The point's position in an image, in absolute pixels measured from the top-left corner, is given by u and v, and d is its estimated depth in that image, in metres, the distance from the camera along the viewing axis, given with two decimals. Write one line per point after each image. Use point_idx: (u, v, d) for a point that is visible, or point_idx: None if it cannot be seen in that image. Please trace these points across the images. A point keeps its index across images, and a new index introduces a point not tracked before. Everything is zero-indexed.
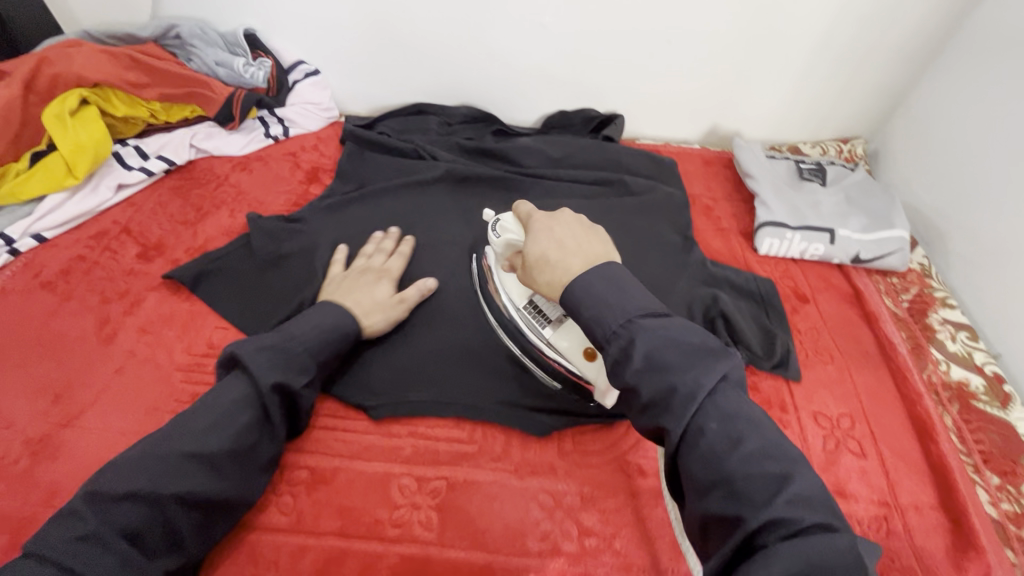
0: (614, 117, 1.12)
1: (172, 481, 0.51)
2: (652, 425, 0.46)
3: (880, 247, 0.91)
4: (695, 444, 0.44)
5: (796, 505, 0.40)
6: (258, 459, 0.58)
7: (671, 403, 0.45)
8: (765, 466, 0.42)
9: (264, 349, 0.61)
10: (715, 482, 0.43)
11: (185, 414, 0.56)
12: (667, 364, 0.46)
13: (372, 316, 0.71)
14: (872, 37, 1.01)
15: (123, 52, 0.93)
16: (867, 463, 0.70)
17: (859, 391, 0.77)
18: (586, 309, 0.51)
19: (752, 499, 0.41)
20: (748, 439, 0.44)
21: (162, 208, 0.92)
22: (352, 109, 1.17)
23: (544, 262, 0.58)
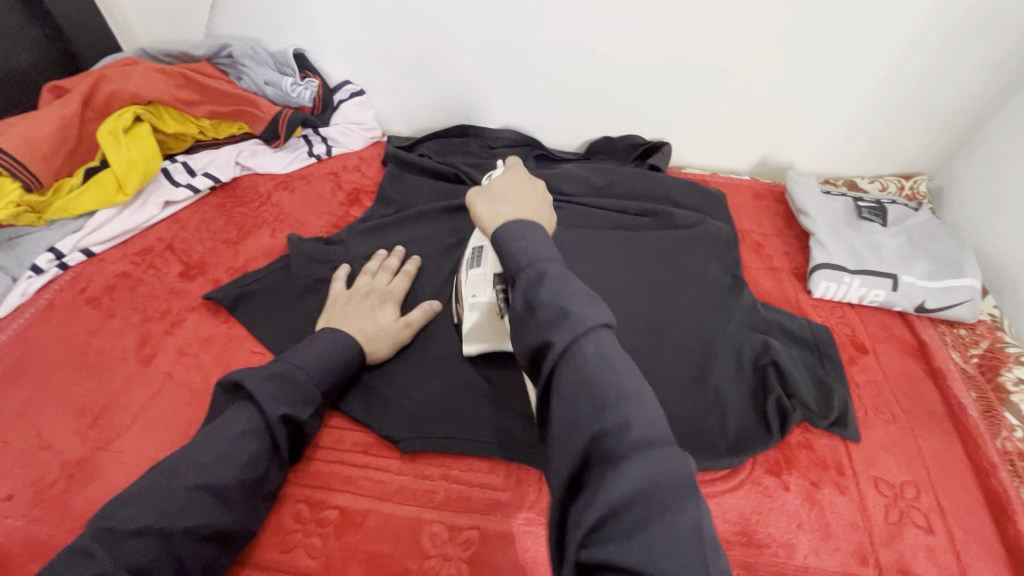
0: (661, 145, 1.07)
1: (181, 514, 0.50)
2: (538, 339, 0.44)
3: (949, 296, 0.85)
4: (573, 361, 0.42)
5: (644, 423, 0.40)
6: (263, 489, 0.57)
7: (562, 319, 0.43)
8: (623, 385, 0.41)
9: (268, 377, 0.60)
10: (582, 397, 0.41)
11: (190, 445, 0.55)
12: (567, 290, 0.45)
13: (377, 340, 0.71)
14: (940, 72, 0.96)
15: (177, 70, 0.94)
16: (935, 539, 0.64)
17: (924, 457, 0.71)
18: (517, 242, 0.51)
19: (607, 412, 0.40)
20: (624, 368, 0.43)
21: (206, 226, 0.92)
22: (394, 127, 1.16)
23: (503, 196, 0.60)
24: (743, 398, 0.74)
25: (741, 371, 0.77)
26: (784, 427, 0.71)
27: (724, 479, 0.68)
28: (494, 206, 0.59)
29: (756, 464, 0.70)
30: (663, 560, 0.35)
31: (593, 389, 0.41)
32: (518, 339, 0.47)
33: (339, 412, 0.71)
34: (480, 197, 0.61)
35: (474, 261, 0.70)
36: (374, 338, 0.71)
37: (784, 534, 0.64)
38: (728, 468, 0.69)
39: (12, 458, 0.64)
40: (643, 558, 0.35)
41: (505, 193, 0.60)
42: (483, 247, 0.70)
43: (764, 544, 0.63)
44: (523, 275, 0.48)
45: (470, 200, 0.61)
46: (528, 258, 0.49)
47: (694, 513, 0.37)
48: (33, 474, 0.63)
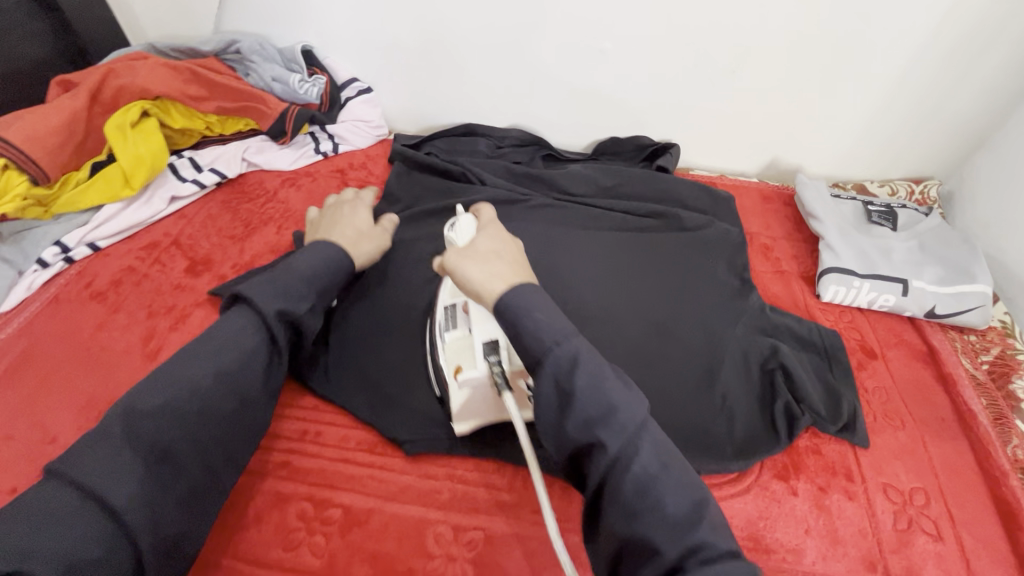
0: (669, 146, 1.06)
1: (192, 398, 0.54)
2: (587, 438, 0.47)
3: (960, 302, 0.84)
4: (629, 465, 0.46)
5: (709, 531, 0.45)
6: (268, 382, 0.61)
7: (612, 420, 0.47)
8: (683, 490, 0.46)
9: (264, 281, 0.62)
10: (648, 510, 0.45)
11: (191, 345, 0.58)
12: (608, 382, 0.49)
13: (364, 244, 0.75)
14: (950, 76, 0.95)
15: (185, 65, 0.94)
16: (945, 547, 0.64)
17: (934, 464, 0.71)
18: (535, 315, 0.50)
19: (678, 526, 0.44)
20: (672, 465, 0.48)
21: (212, 221, 0.92)
22: (401, 126, 1.16)
23: (495, 256, 0.57)
24: (750, 403, 0.73)
25: (748, 375, 0.76)
26: (792, 432, 0.70)
27: (732, 483, 0.68)
28: (488, 267, 0.55)
29: (764, 469, 0.69)
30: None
31: (657, 499, 0.45)
32: (553, 436, 0.49)
33: (341, 409, 0.71)
34: (468, 259, 0.56)
35: (449, 323, 0.65)
36: (359, 246, 0.75)
37: (792, 540, 0.63)
38: (735, 473, 0.68)
39: (16, 451, 0.64)
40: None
41: (494, 253, 0.57)
42: (458, 305, 0.65)
43: (772, 549, 0.62)
44: (551, 355, 0.49)
45: (453, 259, 0.57)
46: (554, 335, 0.49)
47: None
48: (37, 468, 0.63)
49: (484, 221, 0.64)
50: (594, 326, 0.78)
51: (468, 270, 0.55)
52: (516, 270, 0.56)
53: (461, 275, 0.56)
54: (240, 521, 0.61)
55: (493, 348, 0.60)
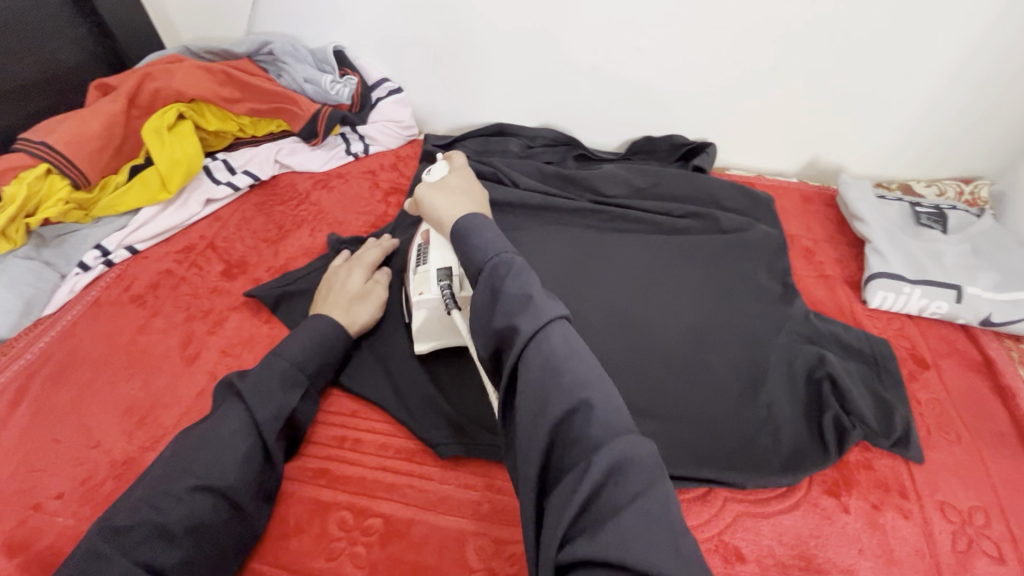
0: (706, 145, 1.03)
1: (181, 515, 0.51)
2: (504, 324, 0.47)
3: (1017, 310, 0.80)
4: (538, 344, 0.45)
5: (612, 408, 0.43)
6: (263, 487, 0.58)
7: (527, 307, 0.47)
8: (589, 374, 0.45)
9: (258, 373, 0.61)
10: (550, 387, 0.43)
11: (182, 448, 0.55)
12: (530, 283, 0.50)
13: (359, 310, 0.73)
14: (1007, 72, 0.91)
15: (218, 68, 0.94)
16: (1008, 571, 0.61)
17: (993, 482, 0.67)
18: (480, 235, 0.56)
19: (582, 402, 0.43)
20: (584, 353, 0.46)
21: (246, 224, 0.92)
22: (431, 126, 1.15)
23: (457, 190, 0.69)
24: (796, 413, 0.71)
25: (794, 385, 0.73)
26: (842, 446, 0.67)
27: (780, 498, 0.65)
28: (451, 198, 0.67)
29: (813, 484, 0.66)
30: (635, 542, 0.37)
31: (563, 378, 0.44)
32: (479, 330, 0.50)
33: (384, 415, 0.70)
34: (436, 193, 0.68)
35: (418, 260, 0.71)
36: (352, 312, 0.72)
37: (844, 559, 0.61)
38: (782, 488, 0.66)
39: (61, 456, 0.64)
40: (611, 543, 0.37)
41: (457, 188, 0.69)
42: (422, 242, 0.73)
43: (824, 570, 0.60)
44: (487, 264, 0.52)
45: (424, 194, 0.68)
46: (495, 247, 0.54)
47: (665, 497, 0.40)
48: (82, 472, 0.63)
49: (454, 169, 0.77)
50: (634, 333, 0.76)
51: (435, 201, 0.67)
52: (471, 201, 0.67)
53: (428, 202, 0.68)
54: (281, 530, 0.60)
55: (448, 274, 0.67)
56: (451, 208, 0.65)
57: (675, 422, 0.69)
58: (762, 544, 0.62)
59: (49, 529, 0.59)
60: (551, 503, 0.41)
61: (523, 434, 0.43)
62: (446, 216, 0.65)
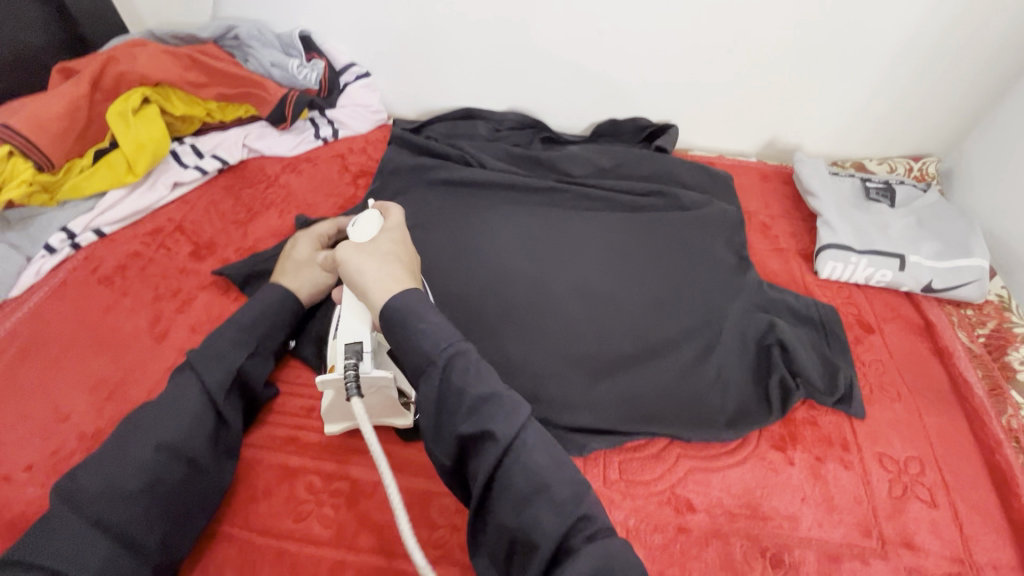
0: (667, 126, 1.07)
1: (134, 476, 0.53)
2: (476, 430, 0.47)
3: (956, 276, 0.85)
4: (518, 453, 0.47)
5: (592, 507, 0.47)
6: (219, 447, 0.60)
7: (500, 411, 0.48)
8: (567, 475, 0.48)
9: (206, 343, 0.62)
10: (536, 495, 0.46)
11: (137, 414, 0.57)
12: (493, 379, 0.50)
13: (305, 276, 0.73)
14: (949, 52, 0.95)
15: (184, 52, 0.94)
16: (938, 513, 0.65)
17: (929, 434, 0.72)
18: (426, 322, 0.51)
19: (564, 506, 0.46)
20: (555, 452, 0.49)
21: (214, 207, 0.93)
22: (400, 111, 1.16)
23: (389, 260, 0.56)
24: (745, 375, 0.75)
25: (745, 351, 0.77)
26: (787, 404, 0.71)
27: (729, 453, 0.69)
28: (381, 271, 0.55)
29: (762, 439, 0.70)
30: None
31: (546, 486, 0.46)
32: (443, 439, 0.49)
33: None
34: (369, 260, 0.56)
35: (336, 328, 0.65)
36: (299, 277, 0.73)
37: (788, 507, 0.65)
38: (732, 443, 0.69)
39: (29, 430, 0.65)
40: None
41: (390, 254, 0.57)
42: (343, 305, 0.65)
43: (768, 516, 0.64)
44: (439, 360, 0.49)
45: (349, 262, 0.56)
46: (446, 337, 0.50)
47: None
48: (51, 445, 0.65)
49: (391, 224, 0.61)
50: (596, 305, 0.79)
51: (365, 268, 0.55)
52: (405, 271, 0.56)
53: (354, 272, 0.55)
54: (250, 494, 0.62)
55: (357, 351, 0.60)
56: (385, 283, 0.54)
57: (632, 387, 0.72)
58: (712, 495, 0.65)
59: (19, 499, 0.60)
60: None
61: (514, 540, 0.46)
62: (378, 293, 0.53)
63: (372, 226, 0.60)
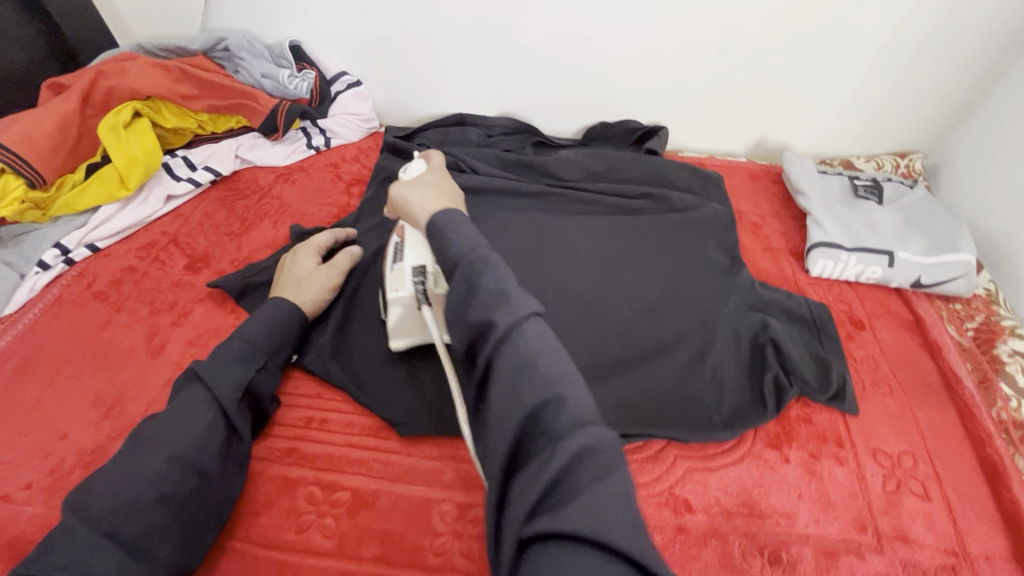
0: (658, 129, 1.08)
1: (147, 488, 0.52)
2: (480, 319, 0.46)
3: (944, 271, 0.86)
4: (515, 341, 0.45)
5: (586, 403, 0.43)
6: (230, 458, 0.60)
7: (503, 303, 0.47)
8: (565, 371, 0.45)
9: (219, 357, 0.63)
10: (526, 380, 0.43)
11: (145, 426, 0.56)
12: (506, 277, 0.49)
13: (308, 289, 0.74)
14: (931, 50, 0.97)
15: (174, 64, 0.94)
16: (932, 506, 0.66)
17: (921, 428, 0.73)
18: (458, 228, 0.53)
19: (553, 396, 0.43)
20: (557, 350, 0.46)
21: (208, 220, 0.93)
22: (392, 119, 1.17)
23: (429, 185, 0.64)
24: (739, 374, 0.76)
25: (739, 350, 0.78)
26: (781, 402, 0.72)
27: (726, 453, 0.70)
28: (423, 191, 0.62)
29: (757, 438, 0.71)
30: (599, 519, 0.37)
31: (536, 373, 0.44)
32: (452, 324, 0.49)
33: (346, 396, 0.72)
34: (410, 186, 0.63)
35: (394, 258, 0.71)
36: (300, 293, 0.74)
37: (785, 505, 0.65)
38: (727, 443, 0.70)
39: (27, 448, 0.65)
40: (574, 518, 0.37)
41: (433, 184, 0.65)
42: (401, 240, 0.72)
43: (766, 514, 0.65)
44: (460, 258, 0.50)
45: (396, 190, 0.63)
46: (471, 243, 0.50)
47: (626, 483, 0.40)
48: (50, 464, 0.64)
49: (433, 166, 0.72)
50: (591, 307, 0.79)
51: (407, 193, 0.62)
52: (446, 197, 0.62)
53: (400, 195, 0.62)
54: (250, 507, 0.62)
55: (421, 271, 0.66)
56: (424, 203, 0.60)
57: (628, 389, 0.73)
58: (709, 495, 0.66)
59: (18, 519, 0.60)
60: (517, 488, 0.40)
61: (494, 425, 0.43)
62: (418, 211, 0.59)
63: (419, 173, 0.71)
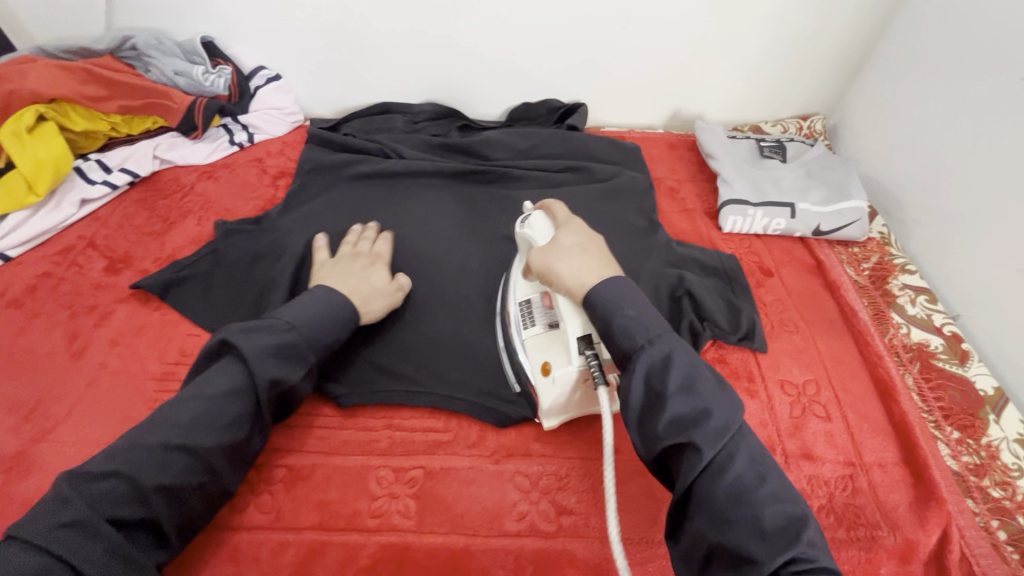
0: (578, 105, 1.12)
1: (155, 473, 0.51)
2: (679, 440, 0.49)
3: (840, 218, 0.94)
4: (723, 471, 0.47)
5: (812, 546, 0.45)
6: (245, 451, 0.58)
7: (702, 425, 0.49)
8: (784, 510, 0.47)
9: (270, 343, 0.58)
10: (742, 517, 0.46)
11: (175, 401, 0.55)
12: (702, 391, 0.51)
13: (375, 303, 0.71)
14: (817, 16, 1.04)
15: (78, 66, 0.92)
16: (832, 426, 0.72)
17: (823, 359, 0.80)
18: (625, 312, 0.54)
19: (776, 537, 0.45)
20: (770, 475, 0.48)
21: (128, 221, 0.91)
22: (317, 112, 1.16)
23: (578, 249, 0.61)
24: None
25: (659, 303, 0.81)
26: (696, 346, 0.78)
27: None
28: (575, 265, 0.59)
29: None
30: None
31: (752, 506, 0.46)
32: (643, 437, 0.51)
33: None
34: (556, 255, 0.61)
35: (526, 320, 0.66)
36: (370, 304, 0.70)
37: None
38: None
39: None
40: None
41: (578, 247, 0.61)
42: (536, 301, 0.67)
43: None
44: (642, 353, 0.52)
45: (543, 262, 0.61)
46: (646, 334, 0.52)
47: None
48: None
49: (561, 219, 0.67)
50: None
51: (557, 266, 0.60)
52: (598, 260, 0.60)
53: (552, 271, 0.60)
54: None
55: (587, 342, 0.60)
56: (580, 277, 0.58)
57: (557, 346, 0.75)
58: None
59: None
60: None
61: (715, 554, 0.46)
62: (574, 286, 0.58)
63: (541, 228, 0.66)
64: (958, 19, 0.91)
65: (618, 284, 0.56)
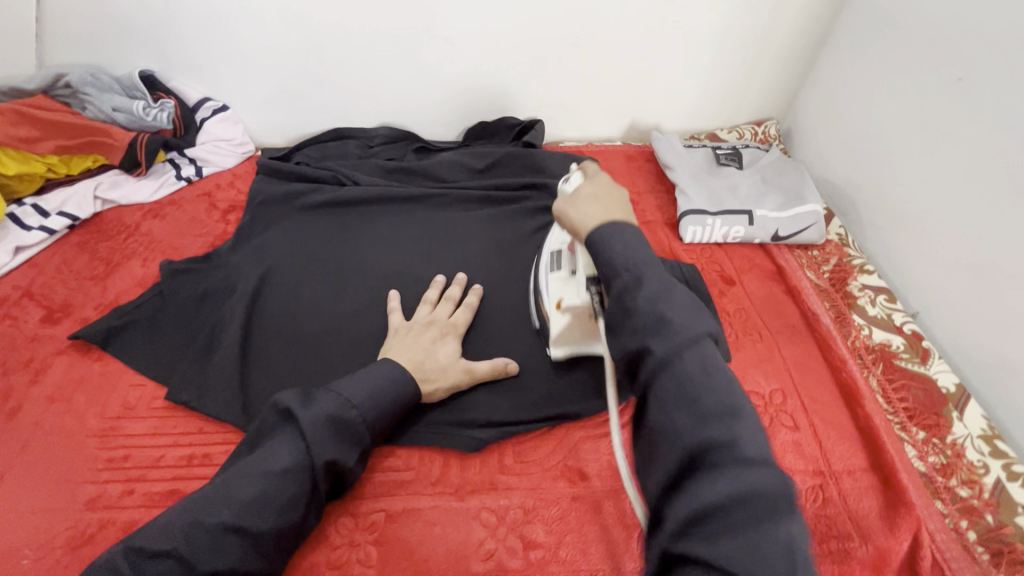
0: (535, 121, 1.09)
1: (207, 556, 0.49)
2: (636, 346, 0.46)
3: (797, 223, 0.95)
4: (671, 370, 0.44)
5: (754, 443, 0.41)
6: (298, 532, 0.56)
7: (663, 329, 0.45)
8: (729, 401, 0.43)
9: (328, 420, 0.57)
10: (679, 407, 0.43)
11: (232, 473, 0.54)
12: (667, 298, 0.47)
13: (435, 382, 0.67)
14: (761, 26, 1.06)
15: (8, 107, 0.88)
16: (800, 435, 0.72)
17: (788, 366, 0.79)
18: (614, 247, 0.51)
19: (709, 427, 0.41)
20: (721, 374, 0.44)
21: (67, 266, 0.87)
22: (269, 141, 1.14)
23: (588, 195, 0.58)
24: None
25: None
26: None
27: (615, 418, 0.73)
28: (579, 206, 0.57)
29: None
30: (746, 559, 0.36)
31: (694, 401, 0.43)
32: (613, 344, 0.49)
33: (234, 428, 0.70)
34: (566, 200, 0.59)
35: (553, 264, 0.69)
36: (430, 382, 0.67)
37: None
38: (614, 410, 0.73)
39: None
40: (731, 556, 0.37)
41: (592, 193, 0.58)
42: (564, 248, 0.69)
43: None
44: (616, 279, 0.49)
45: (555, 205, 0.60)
46: (627, 263, 0.49)
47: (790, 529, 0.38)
48: None
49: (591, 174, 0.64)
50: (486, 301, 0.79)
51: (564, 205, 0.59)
52: (610, 206, 0.57)
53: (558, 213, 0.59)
54: None
55: (595, 283, 0.60)
56: (579, 215, 0.56)
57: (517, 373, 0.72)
58: (602, 458, 0.69)
59: None
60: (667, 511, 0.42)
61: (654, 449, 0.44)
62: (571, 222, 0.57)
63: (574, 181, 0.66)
64: (895, 26, 0.93)
65: (620, 221, 0.53)
